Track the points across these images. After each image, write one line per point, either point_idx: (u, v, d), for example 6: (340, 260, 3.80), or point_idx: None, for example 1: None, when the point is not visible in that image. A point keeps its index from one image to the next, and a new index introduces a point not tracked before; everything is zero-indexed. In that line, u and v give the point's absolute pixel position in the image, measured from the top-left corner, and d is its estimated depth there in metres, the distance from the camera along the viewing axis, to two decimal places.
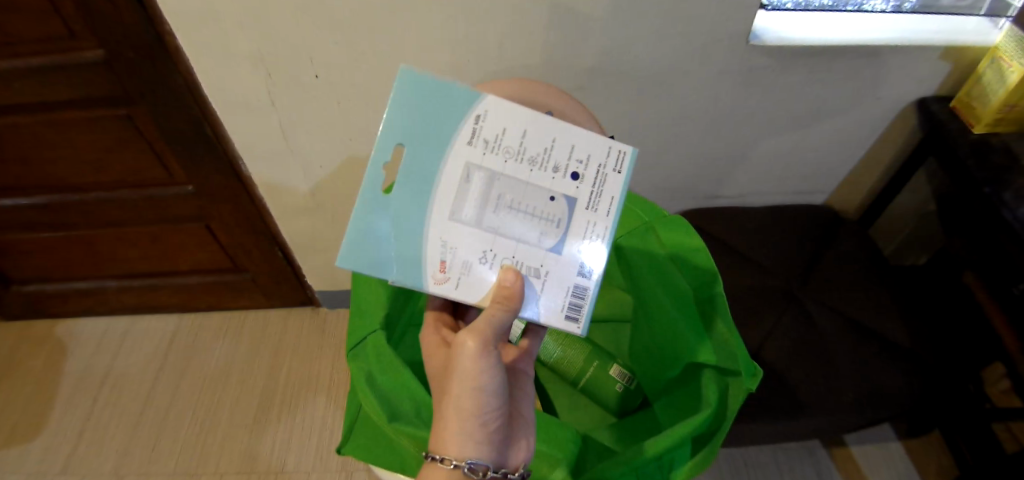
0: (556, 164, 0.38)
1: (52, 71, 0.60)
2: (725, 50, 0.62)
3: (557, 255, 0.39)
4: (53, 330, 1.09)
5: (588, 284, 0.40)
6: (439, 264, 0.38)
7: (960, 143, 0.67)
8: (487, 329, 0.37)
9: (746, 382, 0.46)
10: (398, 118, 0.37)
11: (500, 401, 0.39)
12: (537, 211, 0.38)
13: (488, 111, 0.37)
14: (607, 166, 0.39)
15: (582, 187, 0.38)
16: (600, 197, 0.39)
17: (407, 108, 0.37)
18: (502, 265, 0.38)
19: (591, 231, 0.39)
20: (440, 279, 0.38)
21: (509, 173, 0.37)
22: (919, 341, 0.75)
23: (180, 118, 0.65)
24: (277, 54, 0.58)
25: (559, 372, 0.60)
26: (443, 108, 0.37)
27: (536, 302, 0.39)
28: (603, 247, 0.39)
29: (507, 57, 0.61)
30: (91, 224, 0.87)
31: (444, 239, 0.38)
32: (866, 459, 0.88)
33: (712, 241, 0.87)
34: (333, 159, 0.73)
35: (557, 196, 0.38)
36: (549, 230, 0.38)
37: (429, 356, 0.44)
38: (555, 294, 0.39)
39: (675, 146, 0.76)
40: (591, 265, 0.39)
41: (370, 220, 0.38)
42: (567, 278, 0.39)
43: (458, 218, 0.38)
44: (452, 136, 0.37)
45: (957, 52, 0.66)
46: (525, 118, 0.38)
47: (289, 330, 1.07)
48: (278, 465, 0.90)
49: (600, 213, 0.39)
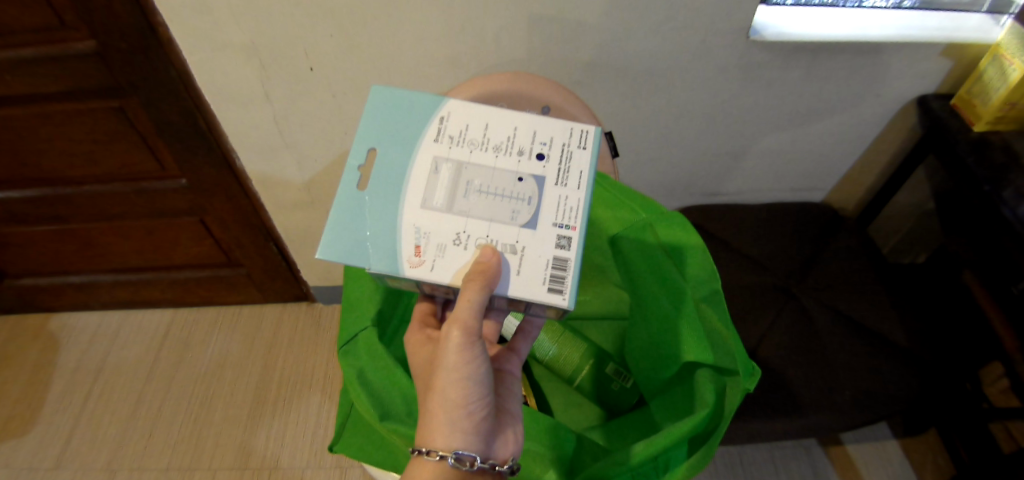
0: (520, 148, 0.38)
1: (42, 62, 0.59)
2: (724, 44, 0.61)
3: (533, 230, 0.37)
4: (46, 324, 1.08)
5: (567, 256, 0.36)
6: (413, 248, 0.36)
7: (959, 141, 0.67)
8: (464, 316, 0.35)
9: (745, 383, 0.45)
10: (370, 126, 0.39)
11: (485, 391, 0.38)
12: (507, 191, 0.37)
13: (452, 113, 0.40)
14: (571, 144, 0.39)
15: (548, 166, 0.38)
16: (568, 172, 0.38)
17: (377, 120, 0.39)
18: (478, 246, 0.36)
19: (564, 204, 0.37)
20: (414, 262, 0.36)
21: (475, 160, 0.38)
22: (916, 340, 0.74)
23: (172, 111, 0.64)
24: (270, 46, 0.57)
25: (555, 370, 0.59)
26: (409, 115, 0.40)
27: (513, 278, 0.36)
28: (580, 216, 0.37)
29: (504, 50, 0.60)
30: (84, 217, 0.86)
31: (417, 225, 0.37)
32: (861, 457, 0.88)
33: (709, 239, 0.87)
34: (326, 153, 0.72)
35: (525, 176, 0.38)
36: (521, 208, 0.37)
37: (415, 354, 0.43)
38: (533, 270, 0.36)
39: (674, 142, 0.75)
40: (569, 236, 0.37)
41: (343, 216, 0.37)
42: (544, 251, 0.36)
43: (430, 205, 0.37)
44: (420, 136, 0.39)
45: (958, 49, 0.65)
46: (487, 116, 0.40)
47: (284, 325, 1.06)
48: (272, 461, 0.90)
49: (570, 186, 0.38)
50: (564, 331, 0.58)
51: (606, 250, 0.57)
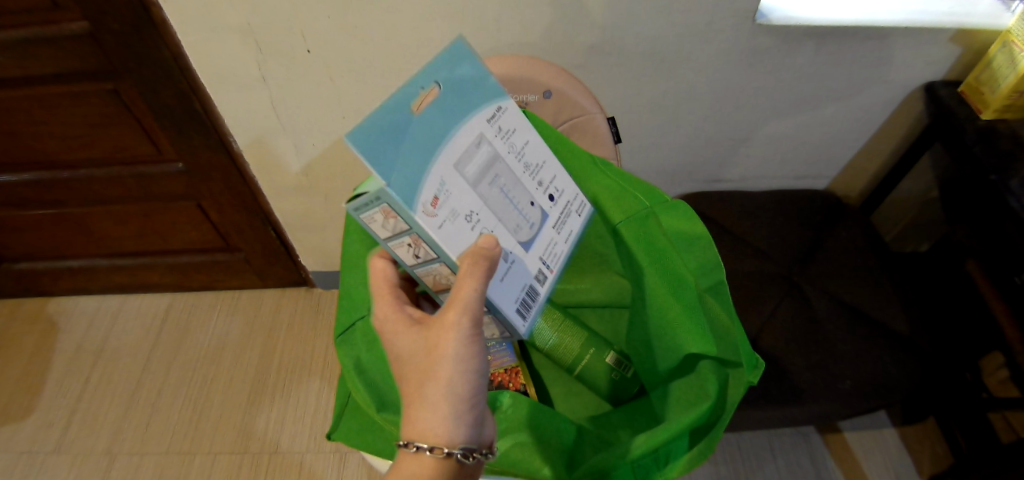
0: (542, 180, 0.41)
1: (33, 44, 0.58)
2: (730, 28, 0.59)
3: (525, 250, 0.40)
4: (45, 308, 1.08)
5: (540, 289, 0.41)
6: (432, 197, 0.33)
7: (966, 128, 0.65)
8: (468, 301, 0.35)
9: (747, 375, 0.46)
10: (442, 60, 0.35)
11: (483, 381, 0.38)
12: (520, 206, 0.39)
13: (509, 109, 0.39)
14: (571, 207, 0.44)
15: (553, 210, 0.42)
16: (563, 225, 0.43)
17: (450, 62, 0.36)
18: (483, 233, 0.36)
19: (552, 248, 0.42)
20: (428, 212, 0.33)
21: (509, 162, 0.39)
22: (919, 330, 0.74)
23: (166, 93, 0.63)
24: (266, 27, 0.55)
25: (556, 360, 0.58)
26: (477, 80, 0.37)
27: (496, 283, 0.38)
28: (558, 263, 0.43)
29: (504, 32, 0.58)
30: (79, 201, 0.85)
31: (444, 181, 0.34)
32: (858, 444, 0.88)
33: (711, 226, 0.86)
34: (323, 138, 0.70)
35: (536, 204, 0.41)
36: (524, 226, 0.40)
37: (396, 338, 0.40)
38: (513, 284, 0.39)
39: (676, 127, 0.74)
40: (545, 274, 0.42)
41: (384, 126, 0.31)
42: (526, 275, 0.40)
43: (461, 172, 0.35)
44: (478, 107, 0.37)
45: (967, 35, 0.63)
46: (530, 131, 0.41)
47: (284, 310, 1.06)
48: (272, 445, 0.90)
49: (560, 236, 0.43)
50: (566, 320, 0.57)
51: (609, 241, 0.55)
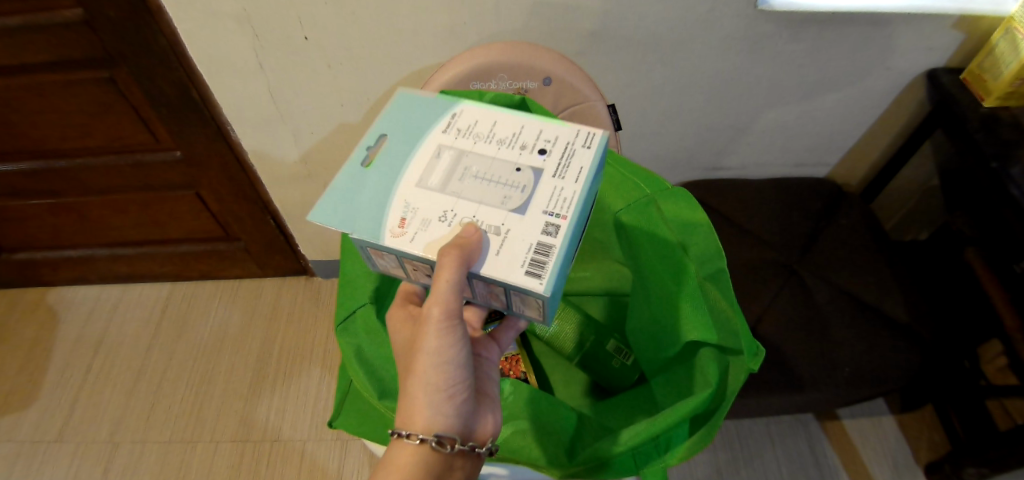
0: (524, 143, 0.38)
1: (28, 32, 0.57)
2: (732, 13, 0.59)
3: (521, 216, 0.34)
4: (45, 298, 1.08)
5: (552, 243, 0.33)
6: (398, 220, 0.35)
7: (968, 116, 0.65)
8: (444, 297, 0.33)
9: (749, 362, 0.45)
10: (387, 121, 0.41)
11: (465, 374, 0.37)
12: (502, 179, 0.36)
13: (465, 112, 0.40)
14: (575, 143, 0.37)
15: (549, 161, 0.36)
16: (568, 167, 0.36)
17: (394, 115, 0.41)
18: (462, 224, 0.34)
19: (558, 195, 0.35)
20: (397, 233, 0.34)
21: (477, 150, 0.38)
22: (918, 318, 0.74)
23: (162, 82, 0.62)
24: (264, 15, 0.55)
25: (556, 348, 0.59)
26: (422, 113, 0.41)
27: (491, 257, 0.33)
28: (572, 208, 0.34)
29: (504, 18, 0.58)
30: (77, 190, 0.84)
31: (408, 201, 0.35)
32: (857, 431, 0.89)
33: (712, 214, 0.85)
34: (322, 127, 0.70)
35: (523, 168, 0.36)
36: (513, 194, 0.35)
37: (396, 333, 0.41)
38: (513, 250, 0.33)
39: (677, 114, 0.74)
40: (556, 225, 0.33)
41: (343, 186, 0.37)
42: (528, 235, 0.33)
43: (425, 185, 0.36)
44: (429, 128, 0.39)
45: (971, 21, 0.63)
46: (495, 114, 0.40)
47: (284, 298, 1.06)
48: (274, 432, 0.91)
49: (568, 180, 0.35)
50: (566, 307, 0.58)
51: (609, 228, 0.55)
